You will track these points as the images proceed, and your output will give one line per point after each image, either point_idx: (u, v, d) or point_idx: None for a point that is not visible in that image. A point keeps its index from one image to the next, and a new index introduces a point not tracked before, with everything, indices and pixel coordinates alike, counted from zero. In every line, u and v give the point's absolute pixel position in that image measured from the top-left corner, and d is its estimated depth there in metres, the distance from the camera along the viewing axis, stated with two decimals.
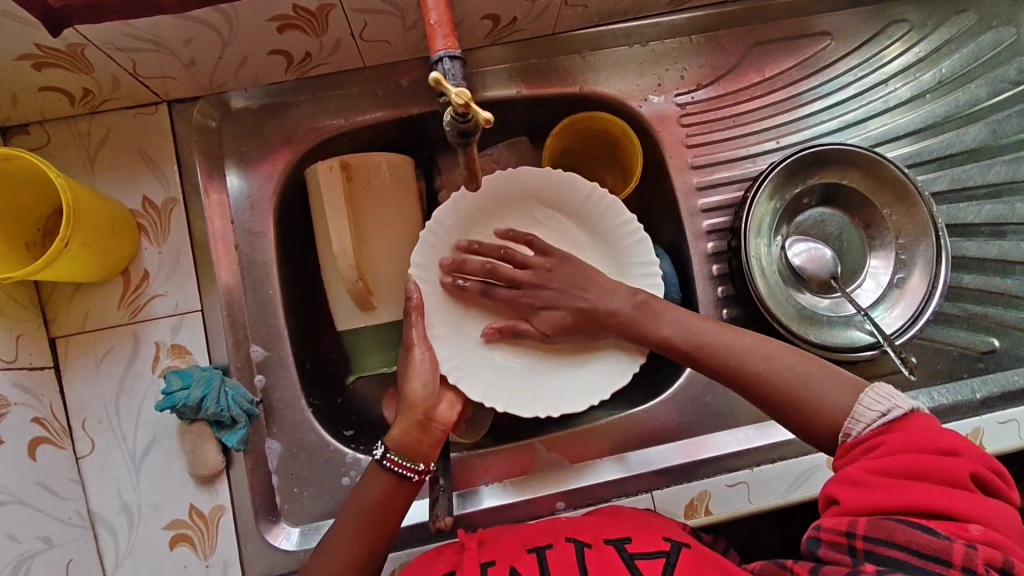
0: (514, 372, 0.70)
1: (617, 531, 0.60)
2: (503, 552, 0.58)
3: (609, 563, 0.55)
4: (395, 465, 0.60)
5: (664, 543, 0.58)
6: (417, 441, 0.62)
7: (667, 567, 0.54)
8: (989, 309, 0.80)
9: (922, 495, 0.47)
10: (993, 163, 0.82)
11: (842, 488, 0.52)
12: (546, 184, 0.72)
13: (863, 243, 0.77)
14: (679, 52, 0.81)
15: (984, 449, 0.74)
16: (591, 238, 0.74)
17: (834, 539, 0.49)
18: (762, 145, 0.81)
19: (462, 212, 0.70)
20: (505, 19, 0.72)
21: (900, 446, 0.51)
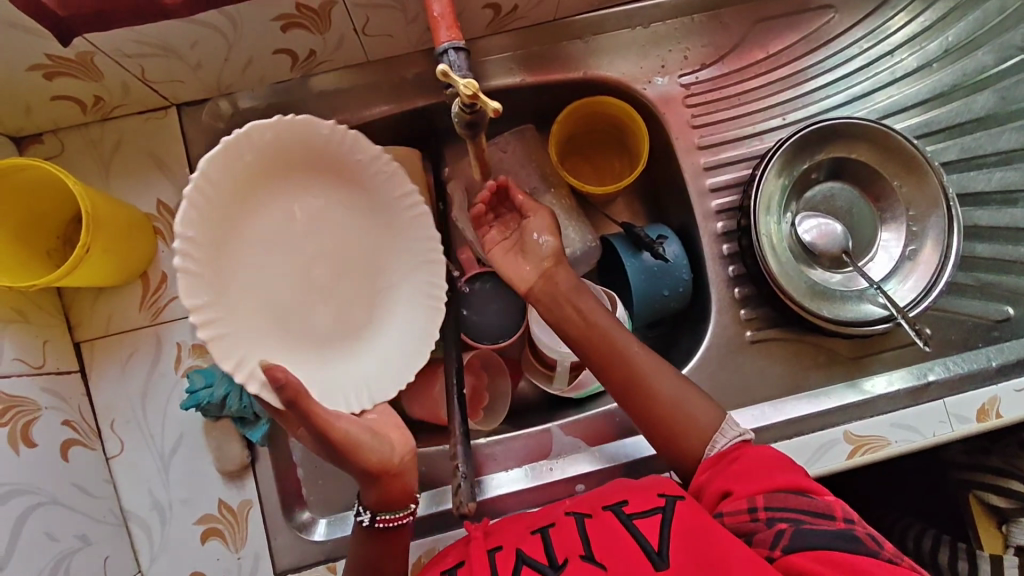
0: (342, 355, 0.66)
1: (611, 495, 0.62)
2: (508, 535, 0.60)
3: (610, 531, 0.57)
4: (388, 523, 0.60)
5: (660, 498, 0.59)
6: (390, 492, 0.60)
7: (664, 525, 0.56)
8: (1003, 277, 0.80)
9: (791, 476, 0.58)
10: (1003, 131, 0.81)
11: (728, 481, 0.59)
12: (229, 174, 0.58)
13: (873, 219, 0.77)
14: (681, 33, 0.80)
15: (1003, 418, 0.74)
16: (325, 177, 0.64)
17: (740, 518, 0.56)
18: (768, 122, 0.81)
19: (199, 275, 0.56)
20: (506, 7, 0.72)
21: (754, 451, 0.61)
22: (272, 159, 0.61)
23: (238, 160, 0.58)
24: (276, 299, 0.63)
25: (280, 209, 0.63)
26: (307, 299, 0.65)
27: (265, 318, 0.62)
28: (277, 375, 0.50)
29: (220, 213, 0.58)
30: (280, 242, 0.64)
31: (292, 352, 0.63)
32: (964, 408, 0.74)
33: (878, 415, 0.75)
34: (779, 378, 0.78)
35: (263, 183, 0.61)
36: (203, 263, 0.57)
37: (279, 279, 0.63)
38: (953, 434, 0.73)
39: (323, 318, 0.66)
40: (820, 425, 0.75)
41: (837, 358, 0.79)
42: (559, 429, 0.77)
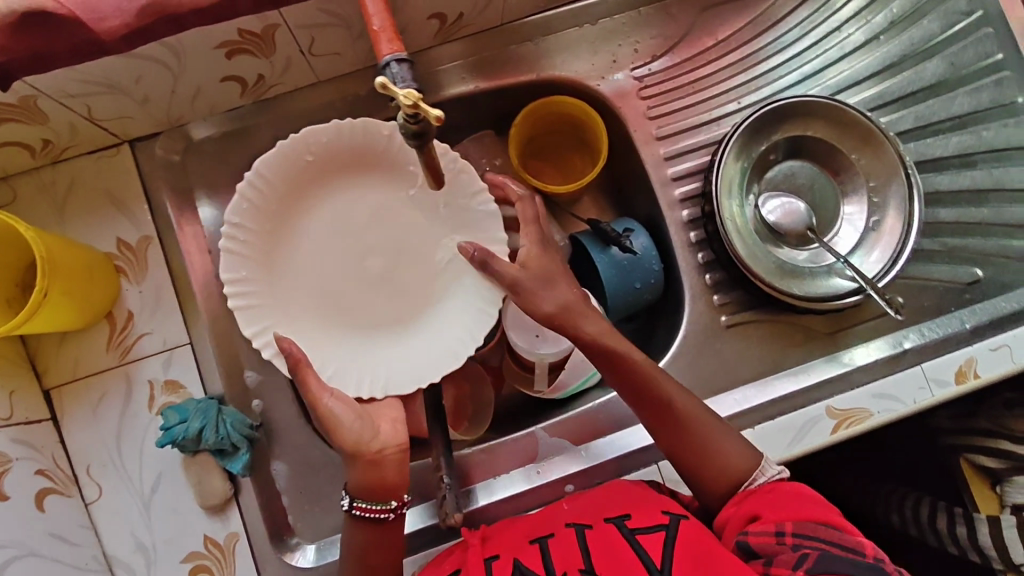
0: (393, 340, 0.70)
1: (614, 504, 0.63)
2: (507, 544, 0.62)
3: (611, 544, 0.59)
4: (365, 511, 0.60)
5: (665, 515, 0.61)
6: (375, 480, 0.61)
7: (667, 542, 0.58)
8: (969, 240, 0.81)
9: (826, 509, 0.58)
10: (955, 96, 0.82)
11: (760, 504, 0.60)
12: (288, 168, 0.66)
13: (836, 191, 0.77)
14: (630, 27, 0.81)
15: (981, 377, 0.75)
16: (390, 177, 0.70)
17: (766, 539, 0.57)
18: (724, 108, 0.81)
19: (248, 257, 0.65)
20: (451, 16, 0.72)
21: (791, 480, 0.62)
22: (337, 159, 0.68)
23: (298, 159, 0.66)
24: (322, 283, 0.69)
25: (342, 207, 0.70)
26: (356, 289, 0.70)
27: (313, 298, 0.69)
28: (285, 345, 0.61)
29: (277, 204, 0.67)
30: (340, 236, 0.70)
31: (333, 337, 0.68)
32: (942, 372, 0.75)
33: (859, 387, 0.75)
34: (757, 360, 0.78)
35: (324, 180, 0.69)
36: (251, 246, 0.65)
37: (329, 266, 0.70)
38: (934, 399, 0.73)
39: (380, 308, 0.70)
40: (802, 403, 0.76)
41: (813, 335, 0.79)
42: (542, 431, 0.76)
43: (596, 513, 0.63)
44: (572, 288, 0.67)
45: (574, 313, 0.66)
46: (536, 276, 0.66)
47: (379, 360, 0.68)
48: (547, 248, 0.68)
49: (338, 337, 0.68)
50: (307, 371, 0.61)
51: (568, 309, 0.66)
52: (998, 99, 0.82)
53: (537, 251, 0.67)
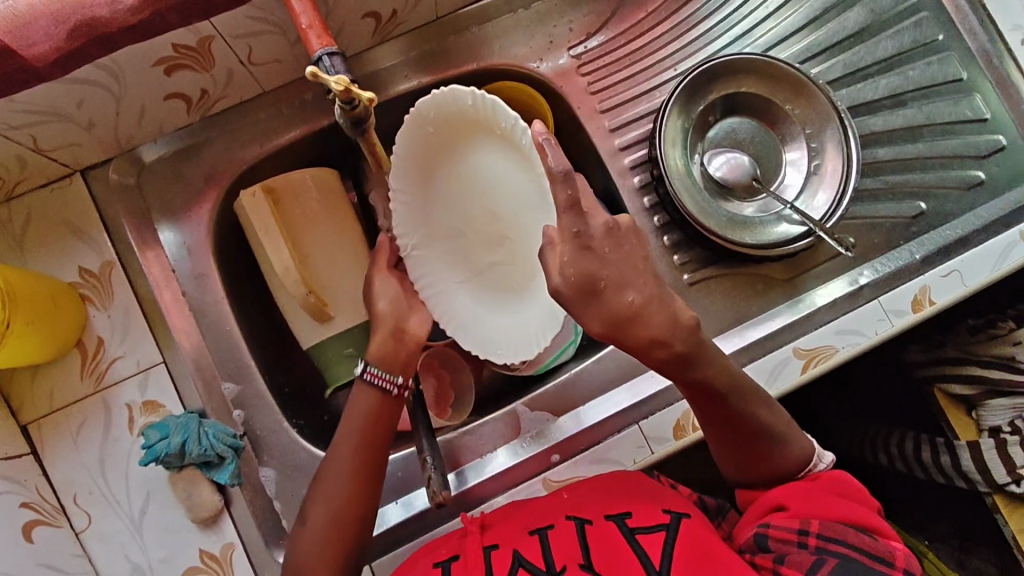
0: (504, 304, 0.71)
1: (613, 500, 0.64)
2: (506, 534, 0.62)
3: (611, 542, 0.59)
4: (375, 378, 0.66)
5: (665, 514, 0.61)
6: (391, 352, 0.69)
7: (667, 543, 0.58)
8: (909, 175, 0.84)
9: (855, 511, 0.58)
10: (878, 40, 0.86)
11: (790, 499, 0.61)
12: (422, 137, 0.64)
13: (776, 141, 0.79)
14: (561, 8, 0.84)
15: (934, 304, 0.78)
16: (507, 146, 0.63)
17: (786, 536, 0.57)
18: (661, 75, 0.84)
19: (412, 215, 0.67)
20: (385, 14, 0.74)
21: (830, 484, 0.62)
22: (461, 120, 0.63)
23: (427, 129, 0.63)
24: (452, 240, 0.70)
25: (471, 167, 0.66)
26: (483, 251, 0.70)
27: (450, 253, 0.70)
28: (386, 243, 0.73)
29: (422, 173, 0.66)
30: (468, 200, 0.68)
31: (462, 296, 0.71)
32: (899, 302, 0.78)
33: (821, 326, 0.78)
34: (722, 313, 0.81)
35: (456, 143, 0.65)
36: (407, 205, 0.67)
37: (458, 224, 0.69)
38: (893, 328, 0.76)
39: (505, 271, 0.71)
40: (771, 348, 0.78)
41: (771, 283, 0.82)
42: (525, 407, 0.78)
43: (596, 508, 0.63)
44: (627, 293, 0.53)
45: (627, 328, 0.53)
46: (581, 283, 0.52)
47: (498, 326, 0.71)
48: (589, 245, 0.52)
49: (455, 298, 0.71)
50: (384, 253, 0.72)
51: (626, 322, 0.53)
52: (919, 39, 0.86)
53: (577, 251, 0.52)
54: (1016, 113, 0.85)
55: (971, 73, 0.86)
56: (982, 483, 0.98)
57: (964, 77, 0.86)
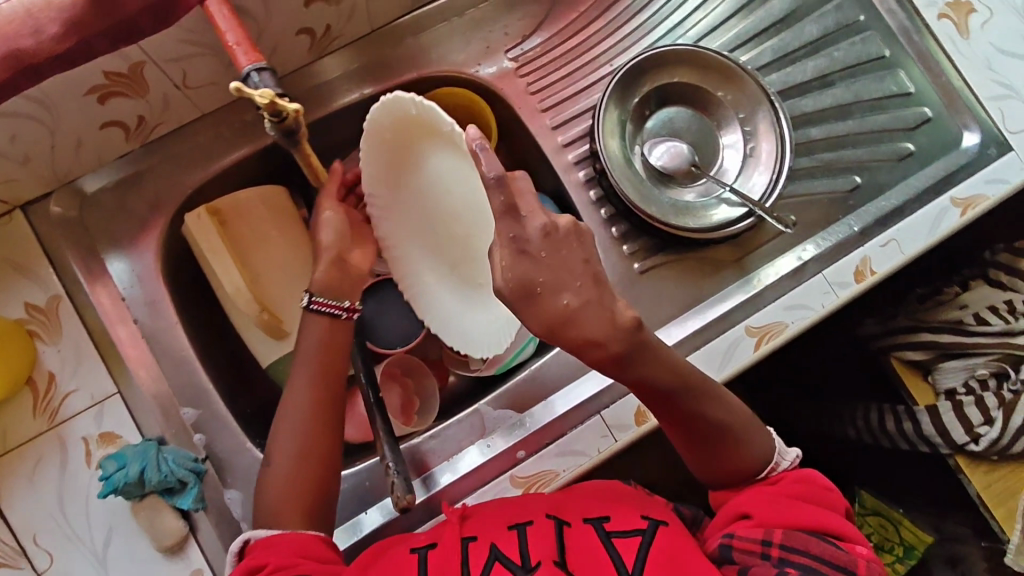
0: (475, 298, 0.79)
1: (595, 504, 0.63)
2: (486, 527, 0.60)
3: (589, 545, 0.58)
4: (322, 306, 0.67)
5: (643, 521, 0.61)
6: (334, 280, 0.69)
7: (642, 548, 0.57)
8: (842, 152, 0.87)
9: (816, 517, 0.59)
10: (803, 25, 0.89)
11: (752, 505, 0.61)
12: (377, 138, 0.65)
13: (712, 126, 0.82)
14: (495, 13, 0.85)
15: (876, 273, 0.80)
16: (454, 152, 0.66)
17: (750, 548, 0.58)
18: (598, 72, 0.86)
19: (382, 214, 0.73)
20: (319, 29, 0.75)
21: (794, 487, 0.62)
22: (408, 125, 0.65)
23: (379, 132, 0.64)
24: (428, 237, 0.77)
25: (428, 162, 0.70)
26: (451, 244, 0.77)
27: (427, 249, 0.78)
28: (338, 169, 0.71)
29: (391, 175, 0.71)
30: (433, 199, 0.73)
31: (441, 289, 0.79)
32: (842, 274, 0.80)
33: (770, 303, 0.80)
34: (674, 299, 0.84)
35: (406, 142, 0.67)
36: (384, 206, 0.73)
37: (428, 221, 0.75)
38: (838, 300, 0.79)
39: (469, 261, 0.77)
40: (724, 328, 0.80)
41: (720, 266, 0.85)
42: (482, 409, 0.81)
43: (577, 512, 0.61)
44: (562, 296, 0.51)
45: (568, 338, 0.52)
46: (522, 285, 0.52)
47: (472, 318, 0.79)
48: (526, 249, 0.51)
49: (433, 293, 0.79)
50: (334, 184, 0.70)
51: (561, 327, 0.51)
52: (842, 21, 0.89)
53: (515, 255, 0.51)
54: (938, 85, 0.89)
55: (893, 51, 0.89)
56: (943, 445, 1.03)
57: (887, 54, 0.89)
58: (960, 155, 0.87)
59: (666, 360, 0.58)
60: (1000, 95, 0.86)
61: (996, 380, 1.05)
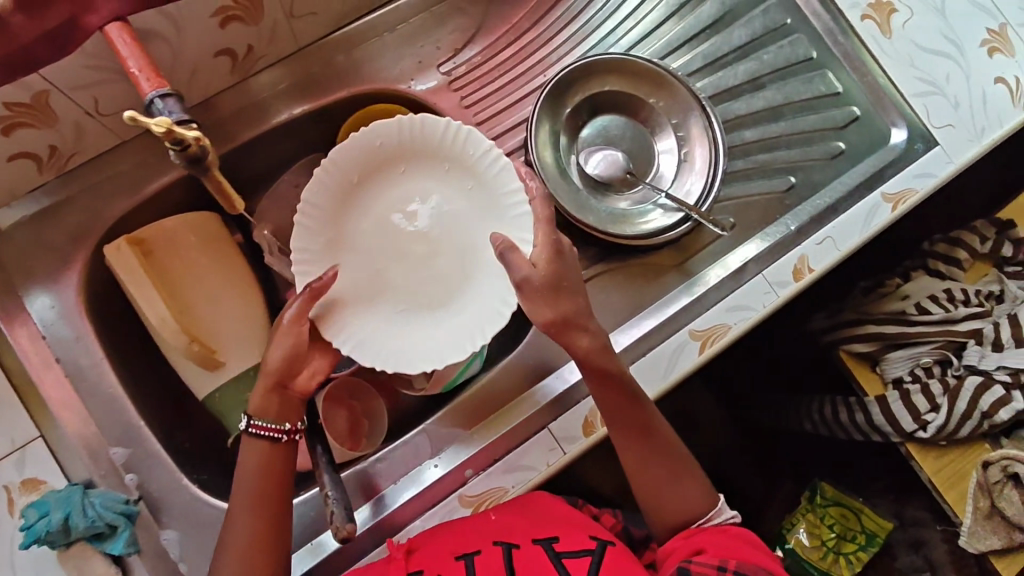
0: (419, 320, 0.72)
1: (540, 523, 0.68)
2: (433, 562, 0.65)
3: (540, 567, 0.64)
4: (260, 430, 0.64)
5: (591, 540, 0.67)
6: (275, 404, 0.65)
7: (591, 565, 0.64)
8: (776, 153, 0.88)
9: (760, 560, 0.65)
10: (732, 30, 0.91)
11: (706, 539, 0.66)
12: (363, 151, 0.71)
13: (646, 133, 0.82)
14: (426, 27, 0.84)
15: (813, 271, 0.82)
16: (461, 172, 0.74)
17: (709, 569, 0.62)
18: (533, 82, 0.86)
19: (311, 230, 0.70)
20: (240, 50, 0.73)
21: (740, 534, 0.68)
22: (410, 146, 0.72)
23: (370, 147, 0.71)
24: (368, 265, 0.72)
25: (400, 194, 0.74)
26: (400, 269, 0.73)
27: (366, 274, 0.72)
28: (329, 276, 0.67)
29: (341, 193, 0.71)
30: (392, 226, 0.74)
31: (375, 315, 0.71)
32: (781, 274, 0.81)
33: (712, 306, 0.81)
34: (620, 308, 0.84)
35: (389, 168, 0.73)
36: (316, 223, 0.70)
37: (369, 245, 0.73)
38: (779, 299, 0.79)
39: (422, 284, 0.74)
40: (668, 334, 0.80)
41: (662, 272, 0.85)
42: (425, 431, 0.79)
43: (526, 532, 0.66)
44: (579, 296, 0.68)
45: (573, 327, 0.67)
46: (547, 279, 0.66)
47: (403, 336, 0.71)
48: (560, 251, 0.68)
49: (362, 317, 0.70)
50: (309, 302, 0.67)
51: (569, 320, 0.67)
52: (769, 24, 0.91)
53: (550, 256, 0.67)
54: (865, 84, 0.91)
55: (820, 52, 0.91)
56: (893, 434, 1.05)
57: (814, 56, 0.91)
58: (889, 152, 0.89)
59: (619, 381, 0.69)
60: (923, 91, 0.89)
61: (940, 367, 1.08)
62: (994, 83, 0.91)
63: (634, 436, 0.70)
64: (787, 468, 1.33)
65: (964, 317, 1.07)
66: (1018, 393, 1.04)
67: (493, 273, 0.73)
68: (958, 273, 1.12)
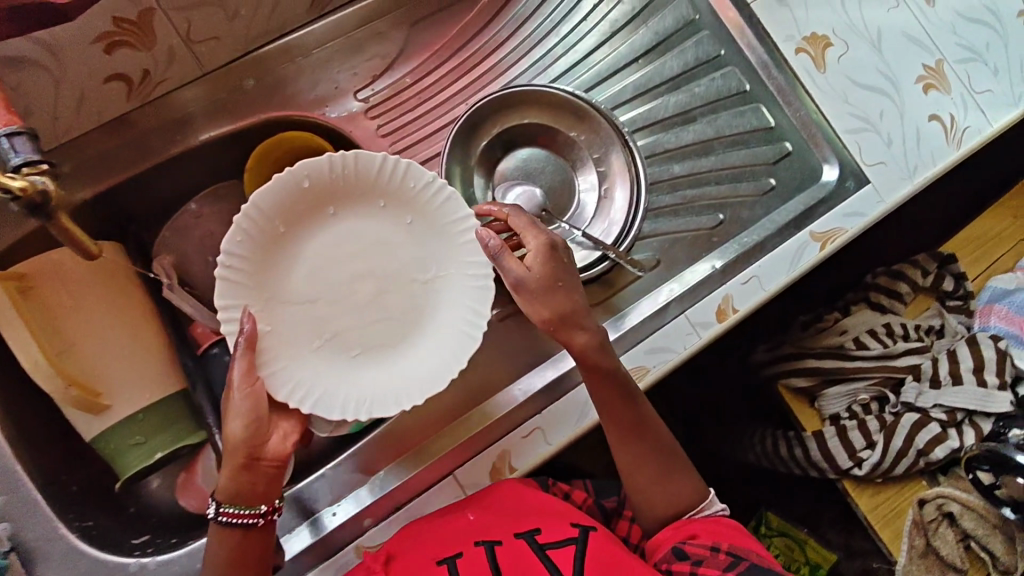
0: (373, 365, 0.68)
1: (521, 515, 0.69)
2: (427, 559, 0.65)
3: (525, 560, 0.65)
4: (232, 517, 0.62)
5: (573, 528, 0.69)
6: (247, 486, 0.63)
7: (576, 555, 0.65)
8: (705, 189, 0.86)
9: (753, 543, 0.68)
10: (663, 61, 0.89)
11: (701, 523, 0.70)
12: (289, 194, 0.65)
13: (564, 166, 0.80)
14: (344, 52, 0.81)
15: (737, 311, 0.79)
16: (403, 206, 0.69)
17: (700, 549, 0.66)
18: (455, 110, 0.83)
19: (239, 283, 0.64)
20: (135, 75, 0.69)
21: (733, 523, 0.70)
22: (343, 185, 0.67)
23: (297, 189, 0.65)
24: (310, 312, 0.67)
25: (335, 235, 0.69)
26: (346, 311, 0.68)
27: (310, 320, 0.67)
28: (246, 321, 0.63)
29: (269, 240, 0.66)
30: (331, 266, 0.69)
31: (326, 360, 0.67)
32: (704, 313, 0.79)
33: (634, 345, 0.79)
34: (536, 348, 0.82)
35: (320, 208, 0.68)
36: (247, 274, 0.64)
37: (309, 288, 0.68)
38: (699, 341, 0.77)
39: (372, 327, 0.69)
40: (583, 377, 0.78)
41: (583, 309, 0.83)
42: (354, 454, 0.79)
43: (506, 528, 0.67)
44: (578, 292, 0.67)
45: (570, 324, 0.66)
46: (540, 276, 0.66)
47: (349, 379, 0.67)
48: (554, 247, 0.67)
49: (309, 366, 0.66)
50: (249, 356, 0.62)
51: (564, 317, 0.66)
52: (703, 56, 0.89)
53: (546, 254, 0.66)
54: (799, 119, 0.89)
55: (752, 85, 0.90)
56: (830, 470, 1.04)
57: (747, 89, 0.90)
58: (819, 190, 0.88)
59: (615, 380, 0.68)
60: (857, 128, 0.87)
61: (878, 404, 1.08)
62: (929, 121, 0.89)
63: (626, 436, 0.70)
64: (734, 499, 1.31)
65: (903, 352, 1.07)
66: (954, 432, 1.03)
67: (448, 311, 0.70)
68: (899, 306, 1.12)
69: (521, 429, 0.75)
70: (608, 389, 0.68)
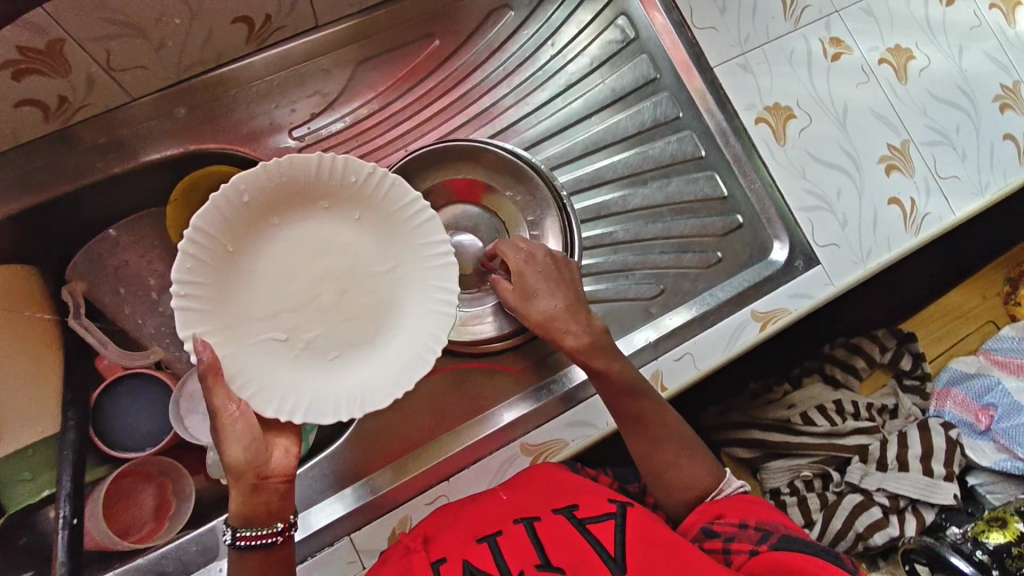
0: (351, 361, 0.59)
1: (556, 494, 0.63)
2: (452, 545, 0.58)
3: (563, 533, 0.58)
4: (252, 539, 0.55)
5: (611, 504, 0.62)
6: (262, 506, 0.55)
7: (618, 529, 0.58)
8: (648, 256, 0.84)
9: (783, 517, 0.63)
10: (618, 119, 0.86)
11: (727, 502, 0.65)
12: (231, 209, 0.55)
13: (496, 226, 0.81)
14: (285, 87, 0.78)
15: (666, 389, 0.77)
16: (353, 201, 0.59)
17: (729, 527, 0.61)
18: (392, 158, 0.82)
19: (195, 313, 0.53)
20: (51, 102, 0.66)
21: (760, 501, 0.66)
22: (283, 188, 0.57)
23: (233, 204, 0.54)
24: (276, 319, 0.57)
25: (291, 246, 0.58)
26: (315, 314, 0.59)
27: (276, 328, 0.57)
28: (200, 349, 0.53)
29: (221, 262, 0.55)
30: (300, 267, 0.59)
31: (293, 365, 0.57)
32: None
33: (555, 417, 0.76)
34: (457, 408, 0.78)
35: (265, 217, 0.57)
36: (204, 301, 0.54)
37: (277, 291, 0.58)
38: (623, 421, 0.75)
39: (344, 332, 0.60)
40: (499, 443, 0.75)
41: (500, 375, 0.80)
42: (310, 472, 0.74)
43: (544, 505, 0.62)
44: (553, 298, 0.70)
45: (556, 328, 0.70)
46: (518, 296, 0.71)
47: (327, 382, 0.58)
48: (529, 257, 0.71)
49: (271, 374, 0.56)
50: (221, 382, 0.54)
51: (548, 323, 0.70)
52: (660, 117, 0.87)
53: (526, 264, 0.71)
54: (751, 191, 0.86)
55: (709, 151, 0.87)
56: None
57: (702, 155, 0.87)
58: (766, 267, 0.85)
59: (620, 376, 0.68)
60: (812, 206, 0.84)
61: (821, 481, 1.03)
62: (887, 204, 0.86)
63: (631, 426, 0.68)
64: None
65: (850, 431, 1.03)
66: (895, 519, 0.99)
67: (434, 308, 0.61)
68: (854, 382, 1.08)
69: (427, 494, 0.72)
70: (620, 386, 0.68)
